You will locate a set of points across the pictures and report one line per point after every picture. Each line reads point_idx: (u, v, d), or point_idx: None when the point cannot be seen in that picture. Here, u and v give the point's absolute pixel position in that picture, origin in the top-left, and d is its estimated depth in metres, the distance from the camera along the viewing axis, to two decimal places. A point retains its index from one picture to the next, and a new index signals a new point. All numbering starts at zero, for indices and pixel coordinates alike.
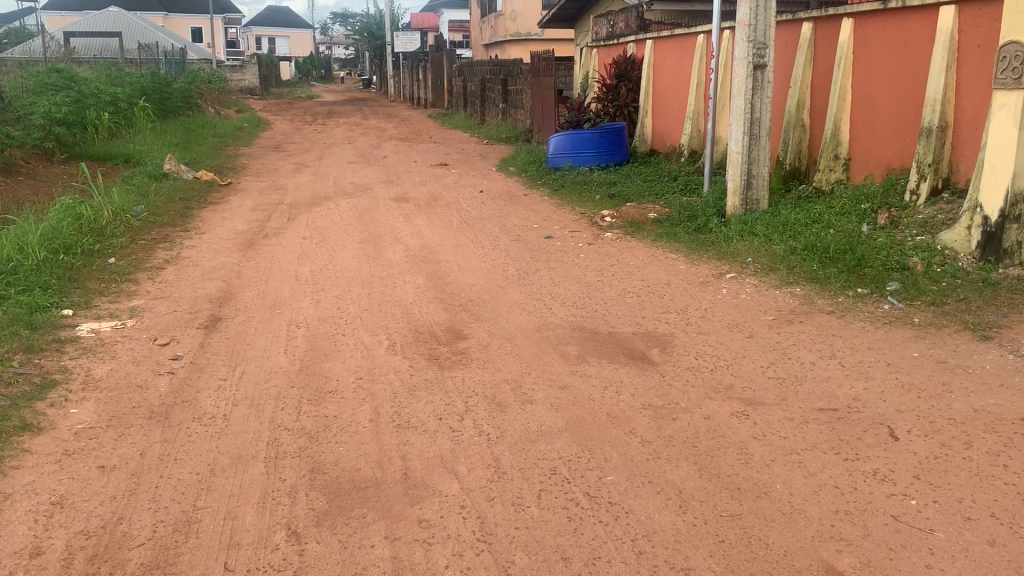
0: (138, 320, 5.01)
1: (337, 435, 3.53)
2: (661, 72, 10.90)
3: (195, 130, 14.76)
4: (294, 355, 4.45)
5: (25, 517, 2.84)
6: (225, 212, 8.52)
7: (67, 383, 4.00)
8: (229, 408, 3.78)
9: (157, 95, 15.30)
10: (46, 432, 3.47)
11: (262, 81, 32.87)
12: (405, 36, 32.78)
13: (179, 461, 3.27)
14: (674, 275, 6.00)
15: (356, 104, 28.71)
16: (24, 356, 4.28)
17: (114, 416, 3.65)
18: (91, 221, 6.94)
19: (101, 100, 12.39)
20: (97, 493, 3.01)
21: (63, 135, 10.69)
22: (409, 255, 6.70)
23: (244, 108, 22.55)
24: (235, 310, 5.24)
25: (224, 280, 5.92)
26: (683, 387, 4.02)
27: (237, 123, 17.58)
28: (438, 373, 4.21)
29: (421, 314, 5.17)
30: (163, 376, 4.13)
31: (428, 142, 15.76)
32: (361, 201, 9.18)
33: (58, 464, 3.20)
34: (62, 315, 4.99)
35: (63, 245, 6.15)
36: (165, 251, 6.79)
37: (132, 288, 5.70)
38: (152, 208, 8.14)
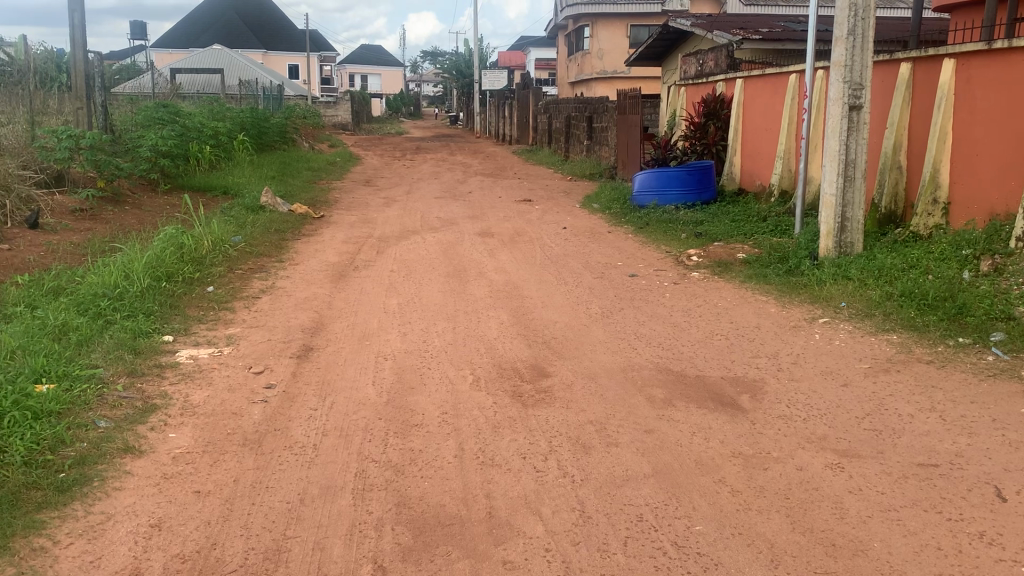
0: (234, 347, 5.17)
1: (422, 469, 3.55)
2: (751, 111, 10.78)
3: (290, 164, 15.29)
4: (381, 387, 4.52)
5: (125, 537, 2.94)
6: (317, 244, 8.76)
7: (166, 408, 4.14)
8: (318, 438, 3.85)
9: (255, 129, 15.92)
10: (146, 455, 3.60)
11: (353, 116, 33.87)
12: (491, 74, 33.44)
13: (270, 489, 3.34)
14: (764, 318, 5.88)
15: (444, 140, 29.29)
16: (128, 380, 4.46)
17: (210, 442, 3.76)
18: (192, 250, 7.22)
19: (204, 134, 12.94)
20: (193, 518, 3.09)
21: (167, 166, 11.18)
22: (493, 290, 6.75)
23: (336, 143, 23.32)
24: (327, 340, 5.36)
25: (316, 311, 6.07)
26: (774, 436, 3.90)
27: (329, 158, 18.15)
28: (521, 412, 4.19)
29: (505, 350, 5.18)
30: (257, 404, 4.24)
31: (512, 178, 15.92)
32: (447, 235, 9.33)
33: (157, 487, 3.31)
34: (163, 341, 5.20)
35: (165, 273, 6.42)
36: (260, 280, 7.02)
37: (229, 316, 5.90)
38: (249, 239, 8.44)
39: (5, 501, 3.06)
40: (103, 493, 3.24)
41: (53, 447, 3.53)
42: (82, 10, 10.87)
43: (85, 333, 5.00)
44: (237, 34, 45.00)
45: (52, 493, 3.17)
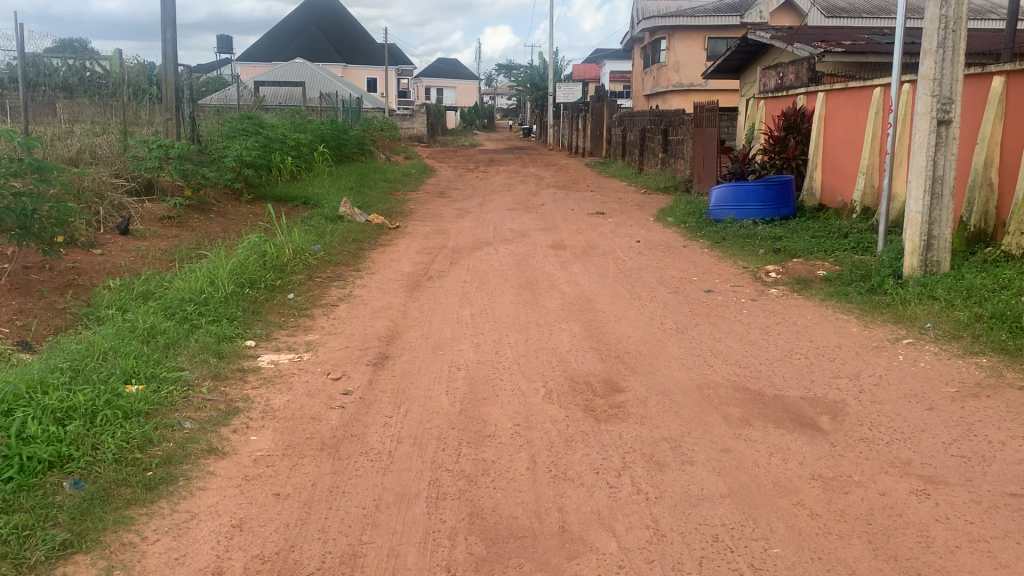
0: (313, 353, 5.29)
1: (495, 480, 3.57)
2: (833, 125, 10.54)
3: (368, 175, 15.59)
4: (454, 396, 4.56)
5: (209, 536, 3.03)
6: (393, 254, 8.89)
7: (248, 411, 4.25)
8: (393, 445, 3.90)
9: (334, 141, 16.30)
10: (228, 456, 3.70)
11: (428, 128, 34.35)
12: (566, 87, 33.52)
13: (347, 494, 3.40)
14: (845, 337, 5.72)
15: (518, 152, 29.44)
16: (212, 383, 4.59)
17: (290, 446, 3.85)
18: (274, 258, 7.42)
19: (286, 145, 13.31)
20: (272, 519, 3.17)
21: (251, 176, 11.53)
22: (566, 302, 6.74)
23: (412, 154, 23.68)
24: (402, 349, 5.43)
25: (391, 320, 6.16)
26: (855, 458, 3.80)
27: (405, 170, 18.44)
28: (594, 426, 4.16)
29: (577, 363, 5.17)
30: (334, 410, 4.32)
31: (586, 191, 15.89)
32: (520, 247, 9.37)
33: (239, 489, 3.40)
34: (245, 345, 5.34)
35: (249, 280, 6.61)
36: (338, 289, 7.17)
37: (308, 323, 6.04)
38: (328, 248, 8.63)
39: (97, 496, 3.19)
40: (188, 492, 3.34)
41: (142, 445, 3.66)
42: (174, 25, 11.31)
43: (172, 336, 5.19)
44: (319, 48, 46.19)
45: (140, 491, 3.29)
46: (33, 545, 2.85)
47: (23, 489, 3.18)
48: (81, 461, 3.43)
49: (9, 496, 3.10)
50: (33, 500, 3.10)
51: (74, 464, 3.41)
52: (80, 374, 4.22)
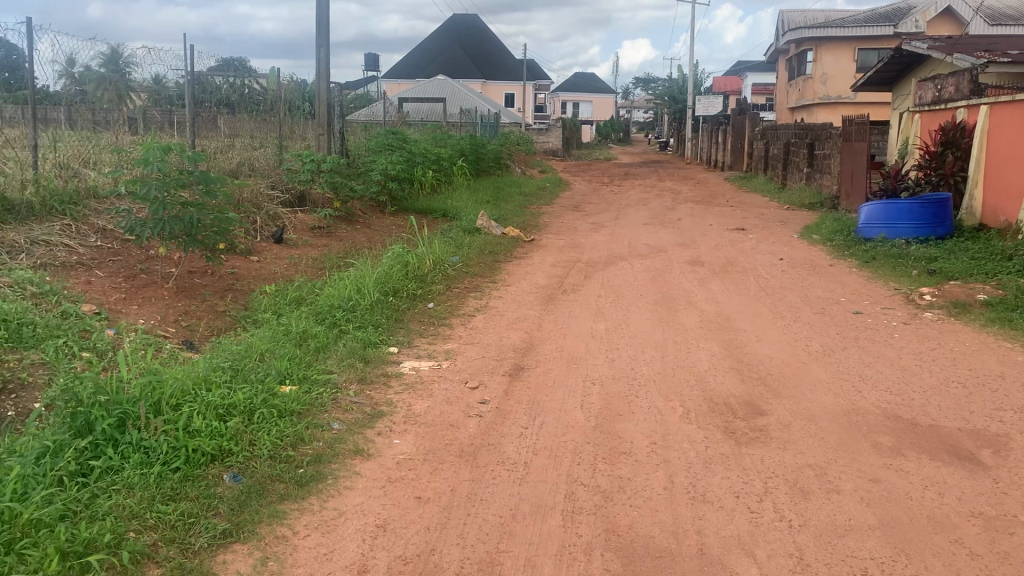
0: (452, 362, 5.41)
1: (631, 498, 3.54)
2: (997, 139, 9.90)
3: (505, 189, 15.83)
4: (590, 411, 4.55)
5: (355, 534, 3.15)
6: (529, 267, 8.98)
7: (391, 415, 4.40)
8: (529, 456, 3.94)
9: (473, 154, 16.66)
10: (373, 458, 3.84)
11: (565, 143, 34.54)
12: (706, 101, 32.96)
13: (484, 502, 3.46)
14: (1009, 366, 5.34)
15: (654, 166, 29.15)
16: (358, 386, 4.79)
17: (431, 451, 3.96)
18: (416, 268, 7.65)
19: (427, 159, 13.72)
20: (414, 522, 3.26)
21: (395, 189, 11.94)
22: (704, 320, 6.61)
23: (547, 168, 23.88)
24: (537, 361, 5.48)
25: (527, 332, 6.23)
26: (1021, 497, 3.53)
27: (540, 183, 18.63)
28: (734, 449, 4.06)
29: (717, 383, 5.06)
30: (472, 418, 4.41)
31: (724, 206, 15.55)
32: (657, 263, 9.27)
33: (383, 490, 3.53)
34: (388, 352, 5.53)
35: (392, 289, 6.85)
36: (476, 299, 7.32)
37: (447, 332, 6.19)
38: (466, 259, 8.83)
39: (254, 489, 3.39)
40: (335, 490, 3.49)
41: (295, 443, 3.86)
42: (327, 45, 11.89)
43: (322, 341, 5.44)
44: (460, 64, 47.37)
45: (293, 486, 3.47)
46: (197, 531, 3.05)
47: (189, 479, 3.42)
48: (240, 455, 3.65)
49: (177, 485, 3.34)
50: (198, 490, 3.32)
51: (234, 458, 3.64)
52: (240, 373, 4.49)
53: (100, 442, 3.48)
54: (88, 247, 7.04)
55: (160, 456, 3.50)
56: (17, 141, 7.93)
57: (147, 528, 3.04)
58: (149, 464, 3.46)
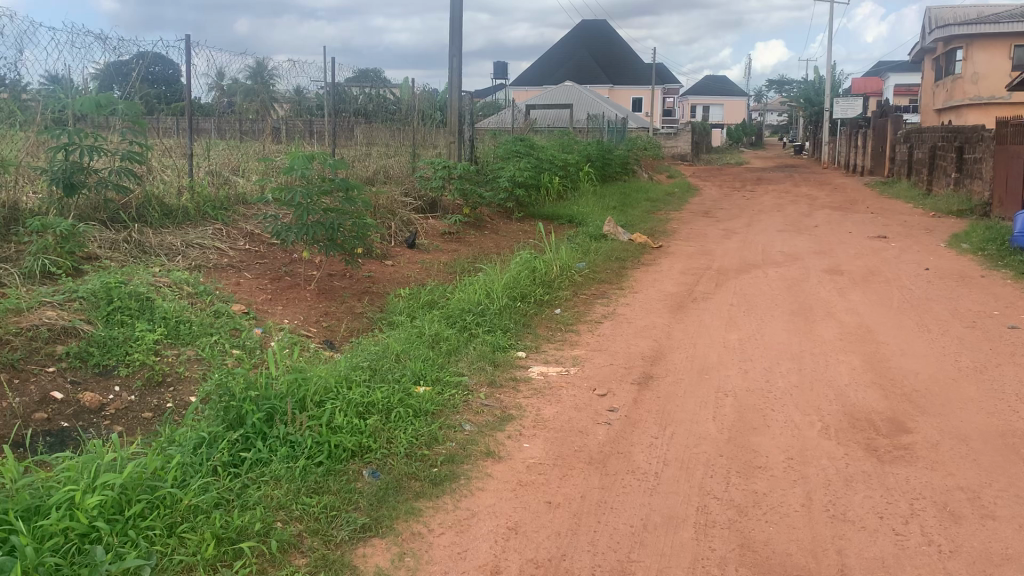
0: (580, 368, 5.42)
1: (767, 513, 3.44)
2: None
3: (632, 195, 15.71)
4: (722, 423, 4.46)
5: (488, 535, 3.21)
6: (657, 274, 8.88)
7: (520, 419, 4.45)
8: (660, 466, 3.90)
9: (600, 160, 16.62)
10: (504, 460, 3.90)
11: (693, 147, 33.95)
12: (844, 103, 31.69)
13: (615, 510, 3.44)
14: None
15: (787, 171, 28.24)
16: (488, 389, 4.86)
17: (560, 456, 3.98)
18: (544, 273, 7.71)
19: (555, 165, 13.79)
20: (545, 526, 3.29)
21: (523, 195, 12.06)
22: (843, 332, 6.35)
23: (675, 173, 23.54)
24: (666, 370, 5.41)
25: (656, 340, 6.16)
26: None
27: (668, 189, 18.38)
28: (877, 467, 3.89)
29: (857, 398, 4.85)
30: (602, 426, 4.40)
31: (864, 212, 14.89)
32: (791, 271, 8.98)
33: (514, 493, 3.57)
34: (517, 356, 5.60)
35: (520, 294, 6.92)
36: (603, 306, 7.30)
37: (575, 338, 6.20)
38: (593, 265, 8.82)
39: (391, 486, 3.50)
40: (469, 491, 3.56)
41: (429, 443, 3.97)
42: (459, 54, 12.16)
43: (453, 343, 5.56)
44: (587, 70, 47.39)
45: (428, 485, 3.57)
46: (339, 524, 3.18)
47: (331, 473, 3.57)
48: (378, 452, 3.79)
49: (320, 478, 3.49)
50: (339, 484, 3.46)
51: (372, 455, 3.77)
52: (377, 372, 4.65)
53: (250, 435, 3.69)
54: (237, 250, 7.46)
55: (305, 450, 3.67)
56: (176, 150, 8.39)
57: (293, 519, 3.19)
58: (294, 457, 3.63)
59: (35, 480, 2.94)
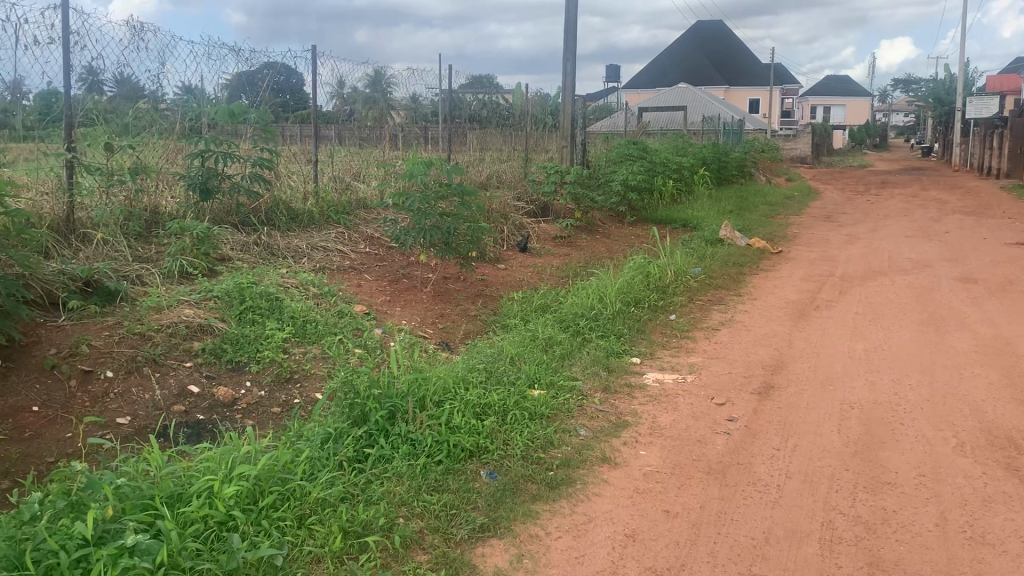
0: (697, 376, 5.33)
1: (897, 532, 3.29)
2: None
3: (748, 198, 15.33)
4: (848, 436, 4.29)
5: (605, 541, 3.19)
6: (776, 280, 8.63)
7: (636, 425, 4.41)
8: (782, 479, 3.79)
9: (716, 163, 16.30)
10: (621, 466, 3.87)
11: (813, 149, 32.84)
12: (978, 101, 30.00)
13: (735, 522, 3.37)
14: None
15: (915, 173, 26.94)
16: (603, 395, 4.85)
17: (677, 465, 3.92)
18: (658, 278, 7.61)
19: (669, 168, 13.60)
20: (663, 535, 3.25)
21: (636, 199, 11.96)
22: (979, 344, 6.01)
23: (794, 176, 22.82)
24: (787, 380, 5.25)
25: (775, 349, 5.99)
26: None
27: (787, 192, 17.84)
28: (1019, 488, 3.66)
29: (995, 415, 4.58)
30: (720, 435, 4.31)
31: (1001, 217, 14.04)
32: (920, 279, 8.56)
33: (631, 500, 3.54)
34: (632, 362, 5.55)
35: (634, 299, 6.86)
36: (720, 313, 7.15)
37: (691, 345, 6.10)
38: (709, 271, 8.65)
39: (508, 488, 3.54)
40: (585, 495, 3.56)
41: (545, 446, 3.99)
42: (574, 59, 12.17)
43: (567, 348, 5.56)
44: (702, 71, 46.56)
45: (544, 488, 3.58)
46: (459, 523, 3.23)
47: (450, 472, 3.64)
48: (495, 453, 3.83)
49: (440, 477, 3.57)
50: (458, 483, 3.53)
51: (490, 455, 3.82)
52: (493, 375, 4.70)
53: (373, 432, 3.80)
54: (357, 253, 7.70)
55: (425, 448, 3.76)
56: (301, 156, 8.75)
57: (414, 516, 3.27)
58: (415, 455, 3.72)
59: (177, 468, 3.12)
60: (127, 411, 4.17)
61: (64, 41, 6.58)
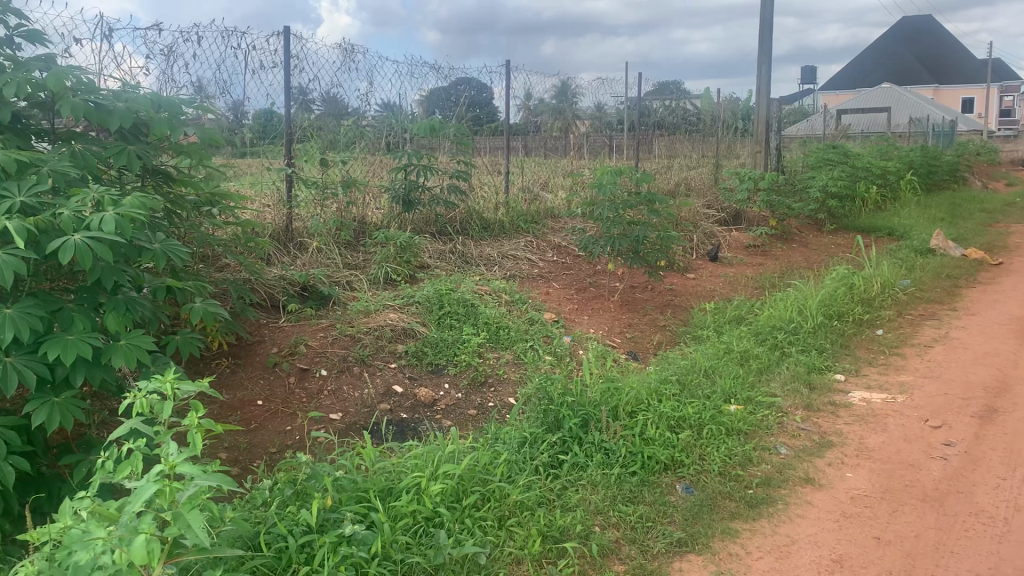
0: (907, 397, 4.98)
1: None
2: None
3: (963, 205, 14.16)
4: None
5: (810, 565, 3.06)
6: (997, 294, 7.92)
7: (841, 446, 4.19)
8: (1010, 512, 3.47)
9: (925, 168, 15.19)
10: (825, 488, 3.70)
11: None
12: None
13: (956, 555, 3.12)
14: None
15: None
16: (804, 413, 4.64)
17: (888, 490, 3.69)
18: (862, 290, 7.19)
19: (872, 174, 12.83)
20: (874, 563, 3.06)
21: (835, 206, 11.36)
22: None
23: (1016, 180, 20.84)
24: (1014, 404, 4.79)
25: (998, 369, 5.49)
26: None
27: (1009, 198, 16.31)
28: None
29: None
30: (936, 461, 4.01)
31: None
32: None
33: (838, 524, 3.37)
34: (835, 379, 5.27)
35: (837, 313, 6.51)
36: (932, 328, 6.65)
37: (899, 363, 5.72)
38: (919, 283, 8.06)
39: (706, 503, 3.47)
40: (787, 516, 3.42)
41: (743, 463, 3.87)
42: (769, 61, 11.77)
43: (765, 362, 5.37)
44: (907, 70, 43.61)
45: (744, 507, 3.48)
46: (656, 536, 3.21)
47: (646, 483, 3.62)
48: (691, 467, 3.77)
49: (636, 488, 3.55)
50: (654, 496, 3.50)
51: (686, 469, 3.77)
52: (688, 387, 4.63)
53: (567, 439, 3.85)
54: (547, 261, 7.82)
55: (620, 458, 3.76)
56: (494, 167, 9.01)
57: (611, 525, 3.28)
58: (610, 464, 3.73)
59: (387, 464, 3.31)
60: (338, 408, 4.45)
61: (285, 65, 7.15)
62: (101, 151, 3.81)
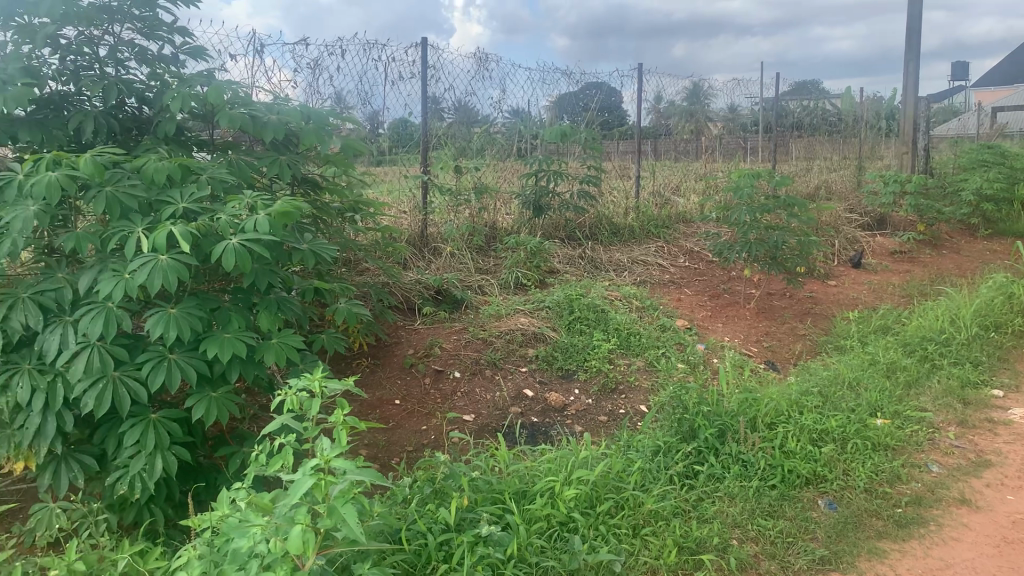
0: None
1: None
2: None
3: None
4: None
5: None
6: None
7: (1001, 466, 3.92)
8: None
9: None
10: (983, 511, 3.46)
11: None
12: None
13: None
14: None
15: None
16: (958, 429, 4.36)
17: None
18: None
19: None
20: None
21: (991, 210, 10.63)
22: None
23: None
24: None
25: None
26: None
27: None
28: None
29: None
30: None
31: None
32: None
33: (997, 549, 3.15)
34: (993, 394, 4.93)
35: (994, 323, 6.09)
36: None
37: None
38: None
39: (851, 521, 3.33)
40: (941, 539, 3.23)
41: (891, 480, 3.68)
42: (917, 57, 11.16)
43: (913, 374, 5.09)
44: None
45: (892, 526, 3.31)
46: (797, 552, 3.10)
47: (786, 498, 3.50)
48: (835, 483, 3.62)
49: (775, 502, 3.45)
50: (794, 511, 3.38)
51: (829, 484, 3.62)
52: (830, 400, 4.44)
53: (702, 449, 3.77)
54: (679, 267, 7.70)
55: (758, 471, 3.66)
56: (625, 172, 8.95)
57: (749, 539, 3.19)
58: (748, 476, 3.64)
59: (521, 467, 3.35)
60: (471, 410, 4.53)
61: (422, 75, 7.35)
62: (255, 160, 4.04)
